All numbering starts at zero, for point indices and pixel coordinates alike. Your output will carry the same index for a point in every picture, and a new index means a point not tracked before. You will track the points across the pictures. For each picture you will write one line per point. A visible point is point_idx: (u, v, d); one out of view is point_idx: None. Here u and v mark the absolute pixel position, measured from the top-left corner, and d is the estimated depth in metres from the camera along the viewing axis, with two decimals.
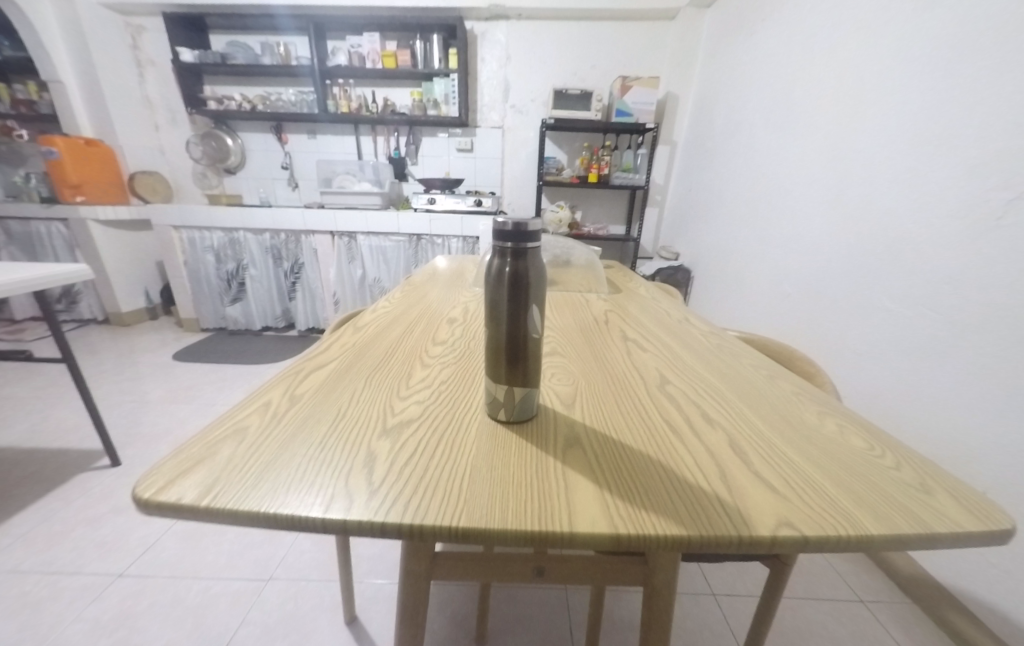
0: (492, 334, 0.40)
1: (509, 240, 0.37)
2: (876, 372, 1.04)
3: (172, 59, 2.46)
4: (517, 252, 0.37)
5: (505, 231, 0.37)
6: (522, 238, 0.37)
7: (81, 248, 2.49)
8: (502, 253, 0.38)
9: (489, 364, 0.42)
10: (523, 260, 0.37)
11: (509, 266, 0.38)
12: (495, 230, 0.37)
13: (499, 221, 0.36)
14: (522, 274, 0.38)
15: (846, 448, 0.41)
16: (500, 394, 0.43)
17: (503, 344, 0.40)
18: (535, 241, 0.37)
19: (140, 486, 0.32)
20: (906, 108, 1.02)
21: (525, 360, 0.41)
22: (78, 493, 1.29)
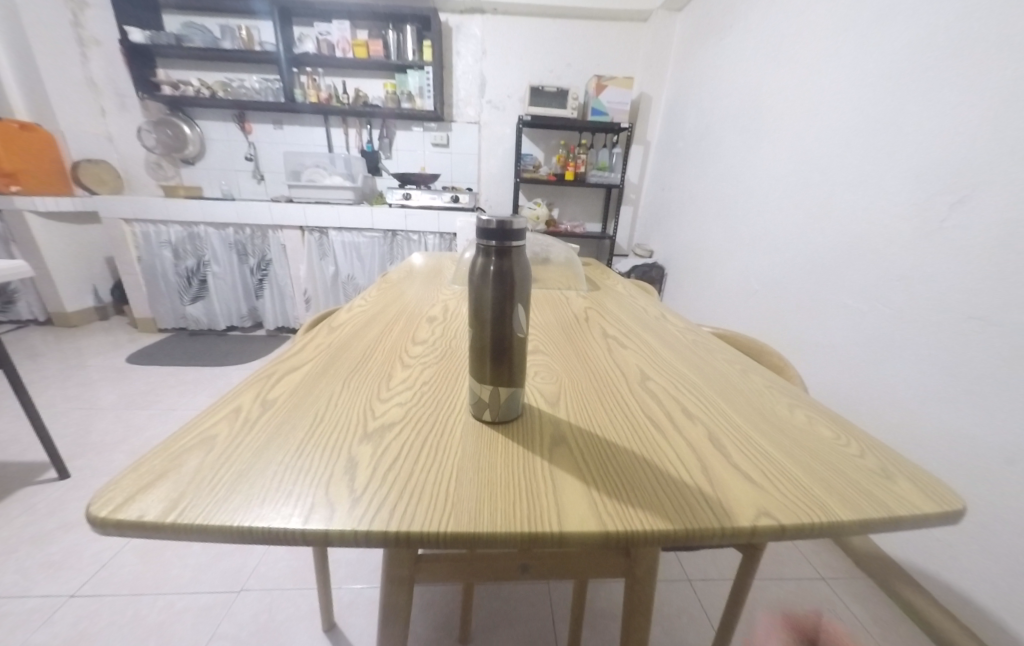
0: (477, 334, 0.40)
1: (492, 238, 0.36)
2: (837, 363, 1.10)
3: (122, 40, 2.29)
4: (501, 251, 0.36)
5: (489, 228, 0.36)
6: (506, 236, 0.36)
7: (18, 242, 2.29)
8: (485, 251, 0.37)
9: (473, 364, 0.42)
10: (508, 259, 0.37)
11: (493, 264, 0.37)
12: (479, 228, 0.36)
13: (482, 219, 0.36)
14: (507, 272, 0.37)
15: (815, 437, 0.43)
16: (485, 394, 0.42)
17: (487, 344, 0.40)
18: (519, 239, 0.36)
19: (96, 504, 0.29)
20: (863, 115, 1.08)
21: (510, 360, 0.40)
22: (22, 509, 1.19)
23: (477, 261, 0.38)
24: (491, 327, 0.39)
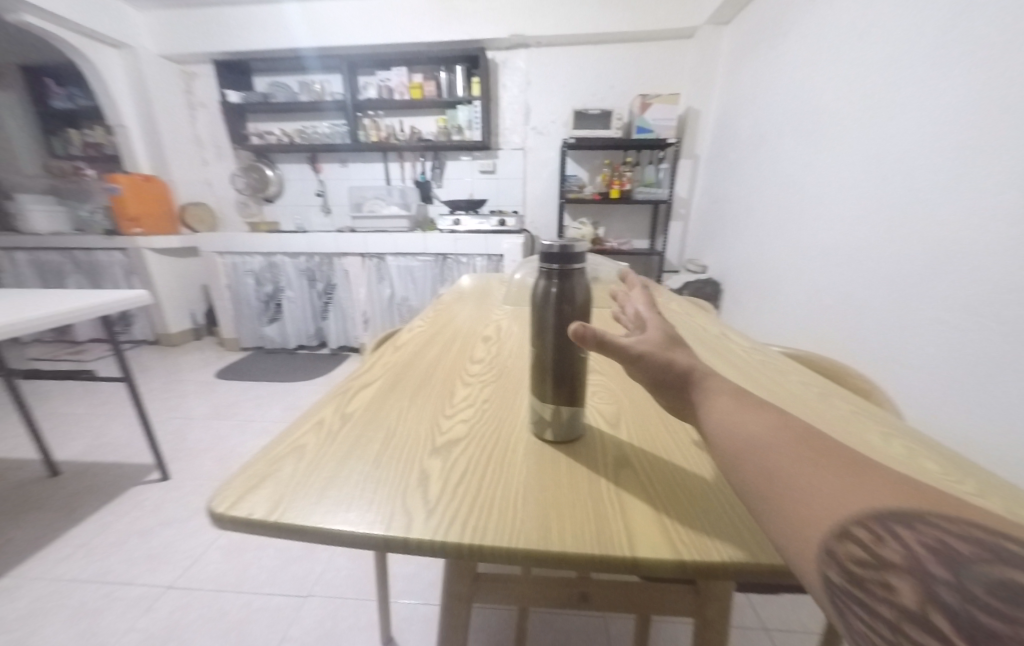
0: (538, 353, 0.41)
1: (553, 261, 0.38)
2: (933, 386, 0.97)
3: (221, 101, 2.68)
4: (562, 273, 0.38)
5: (550, 252, 0.38)
6: (567, 258, 0.38)
7: (137, 274, 2.70)
8: (547, 273, 0.39)
9: (534, 383, 0.43)
10: (568, 281, 0.38)
11: (555, 286, 0.38)
12: (541, 252, 0.38)
13: (545, 244, 0.38)
14: (568, 293, 0.39)
15: (917, 470, 0.39)
16: (547, 412, 0.43)
17: (548, 363, 0.41)
18: (579, 260, 0.38)
19: (214, 500, 0.34)
20: (943, 112, 0.98)
21: (572, 378, 0.41)
22: (131, 506, 1.35)
23: (537, 283, 0.39)
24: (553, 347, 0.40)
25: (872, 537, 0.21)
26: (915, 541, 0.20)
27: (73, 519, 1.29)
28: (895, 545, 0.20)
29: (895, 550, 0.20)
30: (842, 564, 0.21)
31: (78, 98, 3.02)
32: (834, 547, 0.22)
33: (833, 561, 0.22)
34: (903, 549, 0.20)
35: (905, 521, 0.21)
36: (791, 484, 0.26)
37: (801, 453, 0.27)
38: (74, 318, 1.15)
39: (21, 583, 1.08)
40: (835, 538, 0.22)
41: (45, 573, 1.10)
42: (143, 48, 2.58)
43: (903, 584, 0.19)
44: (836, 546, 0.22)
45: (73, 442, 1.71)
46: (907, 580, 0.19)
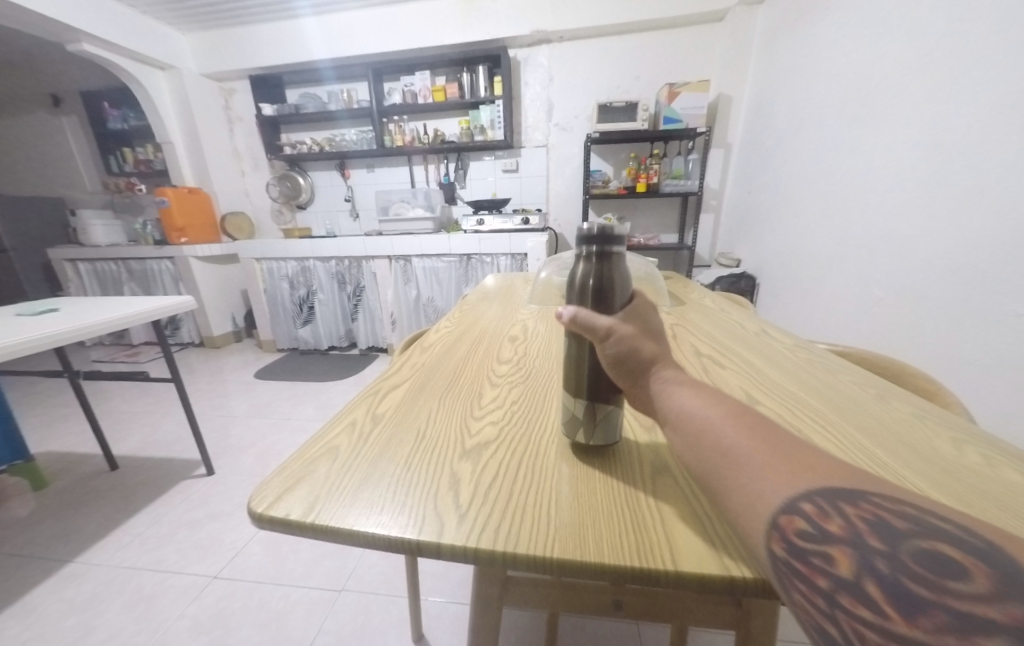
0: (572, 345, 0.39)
1: (593, 243, 0.37)
2: (1006, 386, 0.88)
3: (256, 114, 2.81)
4: (601, 256, 0.37)
5: (589, 232, 0.36)
6: (607, 240, 0.36)
7: (184, 280, 2.87)
8: (586, 257, 0.37)
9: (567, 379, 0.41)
10: (607, 264, 0.37)
11: (594, 269, 0.37)
12: (580, 235, 0.37)
13: (583, 226, 0.36)
14: (606, 277, 0.37)
15: (995, 480, 0.35)
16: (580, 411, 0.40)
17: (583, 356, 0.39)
18: (620, 242, 0.36)
19: (254, 501, 0.34)
20: (1014, 81, 0.88)
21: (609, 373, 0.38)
22: (181, 499, 1.44)
23: (573, 268, 0.38)
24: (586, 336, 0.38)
25: (822, 511, 0.24)
26: (856, 517, 0.24)
27: (130, 511, 1.38)
28: (841, 519, 0.24)
29: (839, 525, 0.23)
30: (791, 533, 0.24)
31: (130, 118, 3.22)
32: (786, 518, 0.25)
33: (782, 530, 0.25)
34: (847, 524, 0.23)
35: (850, 499, 0.25)
36: (745, 462, 0.28)
37: (756, 434, 0.29)
38: (128, 323, 1.23)
39: (86, 568, 1.16)
40: (788, 510, 0.25)
41: (107, 560, 1.18)
42: (186, 68, 2.74)
43: (840, 552, 0.23)
44: (789, 517, 0.25)
45: (130, 438, 1.84)
46: (845, 550, 0.23)
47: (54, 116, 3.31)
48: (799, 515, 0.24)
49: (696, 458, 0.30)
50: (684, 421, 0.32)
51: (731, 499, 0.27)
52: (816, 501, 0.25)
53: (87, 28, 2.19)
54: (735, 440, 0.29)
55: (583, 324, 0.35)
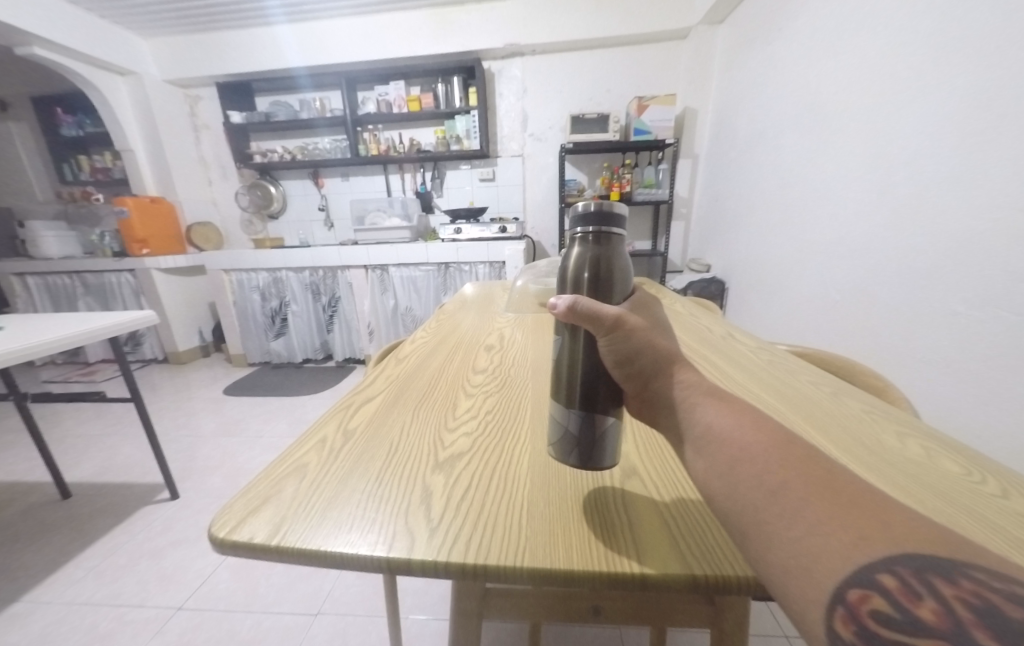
0: (565, 345, 0.37)
1: (592, 227, 0.36)
2: (949, 383, 0.95)
3: (224, 122, 2.73)
4: (600, 241, 0.36)
5: (587, 216, 0.36)
6: (607, 223, 0.36)
7: (145, 294, 2.74)
8: (582, 239, 0.37)
9: (558, 388, 0.38)
10: (606, 246, 0.36)
11: (592, 252, 0.37)
12: (576, 216, 0.37)
13: (580, 205, 0.36)
14: (603, 265, 0.37)
15: (937, 473, 0.37)
16: (573, 423, 0.38)
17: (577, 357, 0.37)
18: (620, 226, 0.36)
19: (215, 524, 0.33)
20: (949, 101, 0.96)
21: (605, 375, 0.37)
22: (142, 526, 1.36)
23: (570, 257, 0.37)
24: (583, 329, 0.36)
25: (907, 590, 0.20)
26: (954, 599, 0.19)
27: (84, 542, 1.29)
28: (933, 603, 0.19)
29: (932, 610, 0.19)
30: (865, 614, 0.20)
31: (87, 125, 3.07)
32: (858, 595, 0.21)
33: (852, 608, 0.20)
34: (942, 610, 0.19)
35: (945, 576, 0.20)
36: (779, 502, 0.26)
37: (818, 484, 0.25)
38: (82, 341, 1.16)
39: (33, 608, 1.08)
40: (860, 584, 0.21)
41: (57, 597, 1.10)
42: (148, 74, 2.65)
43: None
44: (864, 594, 0.20)
45: (85, 463, 1.73)
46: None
47: (1, 121, 3.13)
48: (876, 593, 0.20)
49: (743, 507, 0.27)
50: (726, 461, 0.29)
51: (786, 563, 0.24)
52: (896, 574, 0.21)
53: (39, 32, 2.09)
54: (790, 488, 0.26)
55: (584, 312, 0.33)
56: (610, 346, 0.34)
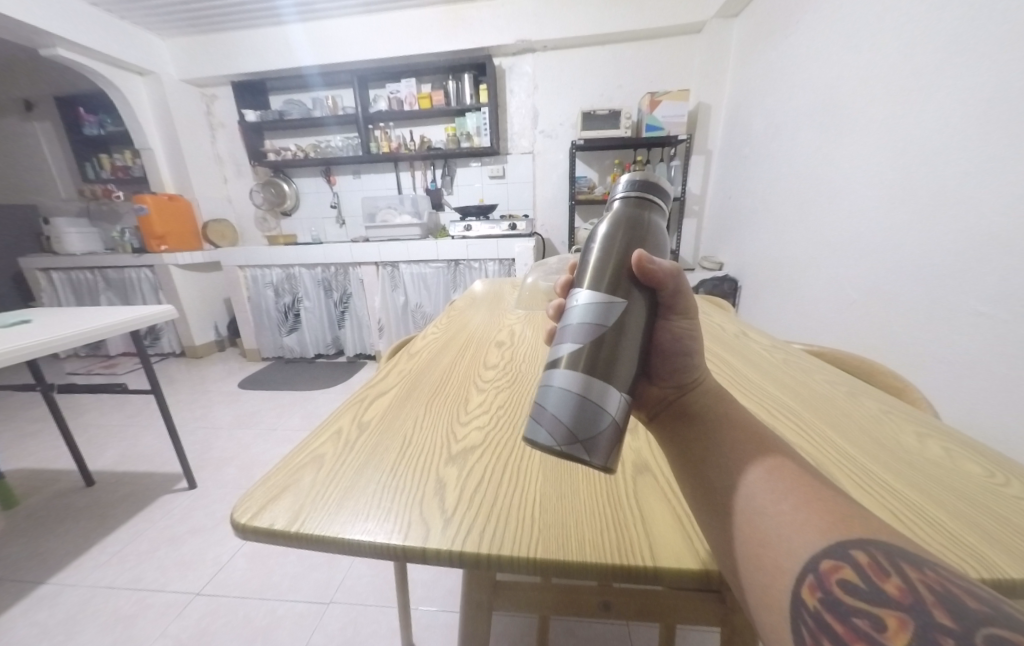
0: (620, 307, 0.33)
1: (636, 194, 0.38)
2: (968, 382, 0.93)
3: (239, 120, 2.77)
4: (645, 208, 0.37)
5: (633, 185, 0.38)
6: (654, 193, 0.38)
7: (164, 289, 2.81)
8: (635, 203, 0.38)
9: (562, 359, 0.32)
10: (657, 217, 0.38)
11: (651, 217, 0.37)
12: (634, 181, 0.38)
13: (632, 175, 0.38)
14: (642, 226, 0.36)
15: (955, 471, 0.37)
16: (575, 391, 0.31)
17: (631, 323, 0.33)
18: (661, 202, 0.39)
19: (237, 511, 0.34)
20: (969, 95, 0.94)
21: (642, 351, 0.33)
22: (162, 514, 1.40)
23: (617, 218, 0.37)
24: (646, 295, 0.34)
25: (875, 567, 0.23)
26: (918, 582, 0.22)
27: (106, 528, 1.34)
28: (898, 581, 0.22)
29: (896, 586, 0.22)
30: (833, 583, 0.23)
31: (108, 124, 3.15)
32: (829, 567, 0.24)
33: (822, 577, 0.24)
34: (905, 587, 0.22)
35: (911, 564, 0.23)
36: (777, 497, 0.28)
37: (806, 481, 0.28)
38: (105, 333, 1.20)
39: (60, 589, 1.12)
40: (832, 557, 0.24)
41: (82, 580, 1.14)
42: (166, 74, 2.70)
43: (897, 620, 0.21)
44: (834, 565, 0.24)
45: (106, 452, 1.78)
46: (904, 618, 0.21)
47: (27, 121, 3.23)
48: (847, 565, 0.24)
49: (735, 491, 0.29)
50: (722, 448, 0.32)
51: (763, 538, 0.27)
52: (868, 553, 0.24)
53: (62, 33, 2.14)
54: (782, 474, 0.29)
55: (684, 279, 0.34)
56: (681, 323, 0.36)
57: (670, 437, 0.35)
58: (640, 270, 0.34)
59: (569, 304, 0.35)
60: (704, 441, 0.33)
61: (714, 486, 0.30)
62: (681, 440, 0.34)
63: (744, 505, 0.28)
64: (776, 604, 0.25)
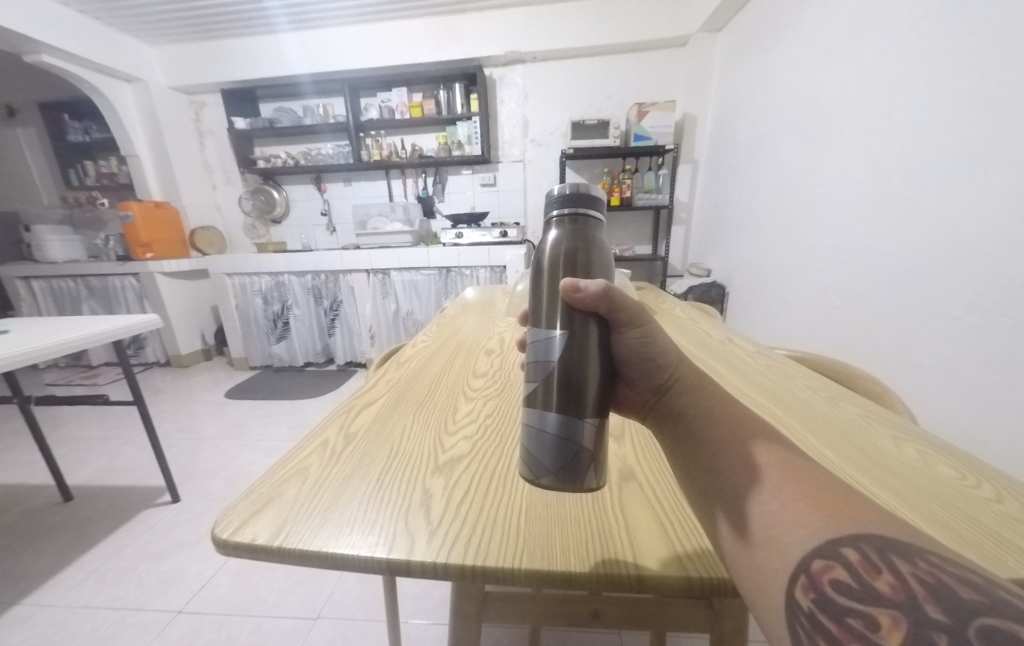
0: (565, 340, 0.34)
1: (569, 209, 0.36)
2: (945, 386, 0.95)
3: (228, 127, 2.76)
4: (581, 224, 0.36)
5: (563, 199, 0.36)
6: (588, 203, 0.36)
7: (149, 298, 2.76)
8: (562, 221, 0.36)
9: (537, 398, 0.35)
10: (587, 227, 0.36)
11: (578, 232, 0.36)
12: (556, 197, 0.36)
13: (556, 189, 0.36)
14: (577, 248, 0.35)
15: (931, 476, 0.38)
16: (552, 431, 0.34)
17: (587, 351, 0.34)
18: (599, 209, 0.36)
19: (219, 525, 0.34)
20: (943, 112, 0.98)
21: (606, 372, 0.35)
22: (143, 529, 1.36)
23: (550, 242, 0.36)
24: (589, 321, 0.34)
25: (867, 564, 0.24)
26: (910, 576, 0.22)
27: (84, 545, 1.30)
28: (890, 578, 0.23)
29: (888, 583, 0.22)
30: (825, 583, 0.24)
31: (93, 131, 3.11)
32: (821, 566, 0.25)
33: (813, 577, 0.25)
34: (897, 583, 0.22)
35: (903, 556, 0.23)
36: (765, 495, 0.28)
37: (799, 474, 0.29)
38: (87, 344, 1.17)
39: (33, 610, 1.08)
40: (824, 557, 0.25)
41: (57, 601, 1.10)
42: (154, 81, 2.69)
43: (891, 618, 0.21)
44: (826, 565, 0.25)
45: (85, 466, 1.73)
46: (897, 616, 0.21)
47: (8, 127, 3.17)
48: (839, 565, 0.24)
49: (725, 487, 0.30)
50: (713, 443, 0.32)
51: (757, 537, 0.27)
52: (859, 550, 0.24)
53: (47, 39, 2.12)
54: (766, 466, 0.30)
55: (616, 297, 0.33)
56: (633, 335, 0.35)
57: (663, 435, 0.36)
58: (569, 301, 0.34)
59: (529, 339, 0.36)
60: (691, 441, 0.33)
61: (707, 485, 0.31)
62: (673, 441, 0.35)
63: (735, 505, 0.29)
64: (771, 604, 0.26)
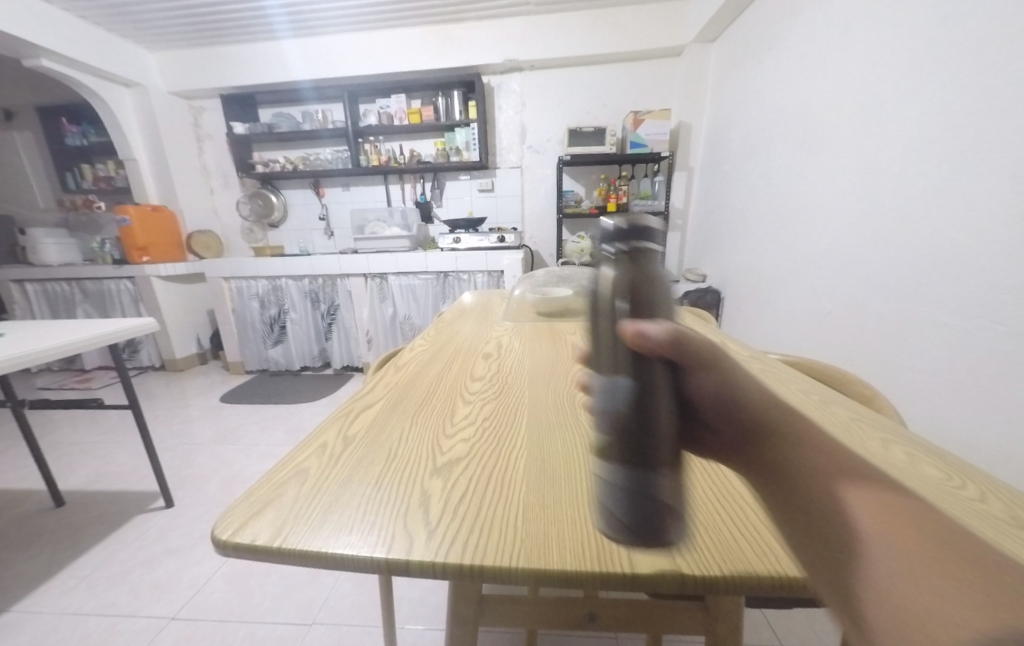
0: (629, 387, 0.31)
1: (623, 245, 0.34)
2: (935, 390, 0.97)
3: (227, 132, 2.77)
4: (639, 262, 0.34)
5: (614, 233, 0.34)
6: (643, 235, 0.33)
7: (144, 301, 2.75)
8: (617, 257, 0.35)
9: (605, 448, 0.33)
10: (642, 261, 0.34)
11: (631, 267, 0.35)
12: (603, 232, 0.35)
13: (604, 222, 0.34)
14: (636, 286, 0.35)
15: (919, 478, 0.39)
16: (621, 483, 0.32)
17: (656, 398, 0.30)
18: (655, 240, 0.34)
19: (218, 527, 0.34)
20: (929, 122, 1.00)
21: (683, 423, 0.30)
22: (136, 534, 1.35)
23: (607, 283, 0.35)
24: (655, 366, 0.30)
25: None
26: None
27: (75, 551, 1.28)
28: None
29: None
30: None
31: (90, 135, 3.11)
32: None
33: None
34: None
35: None
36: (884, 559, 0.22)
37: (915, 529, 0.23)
38: (84, 348, 1.17)
39: (24, 618, 1.07)
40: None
41: (48, 607, 1.09)
42: (153, 86, 2.70)
43: None
44: None
45: (77, 470, 1.72)
46: None
47: (5, 130, 3.17)
48: None
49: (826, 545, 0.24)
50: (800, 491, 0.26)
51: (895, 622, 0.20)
52: None
53: (46, 43, 2.13)
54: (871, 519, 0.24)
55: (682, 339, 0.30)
56: (708, 378, 0.30)
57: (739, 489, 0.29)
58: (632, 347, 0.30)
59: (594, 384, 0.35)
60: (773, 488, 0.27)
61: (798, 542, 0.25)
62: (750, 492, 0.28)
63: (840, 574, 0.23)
64: None
